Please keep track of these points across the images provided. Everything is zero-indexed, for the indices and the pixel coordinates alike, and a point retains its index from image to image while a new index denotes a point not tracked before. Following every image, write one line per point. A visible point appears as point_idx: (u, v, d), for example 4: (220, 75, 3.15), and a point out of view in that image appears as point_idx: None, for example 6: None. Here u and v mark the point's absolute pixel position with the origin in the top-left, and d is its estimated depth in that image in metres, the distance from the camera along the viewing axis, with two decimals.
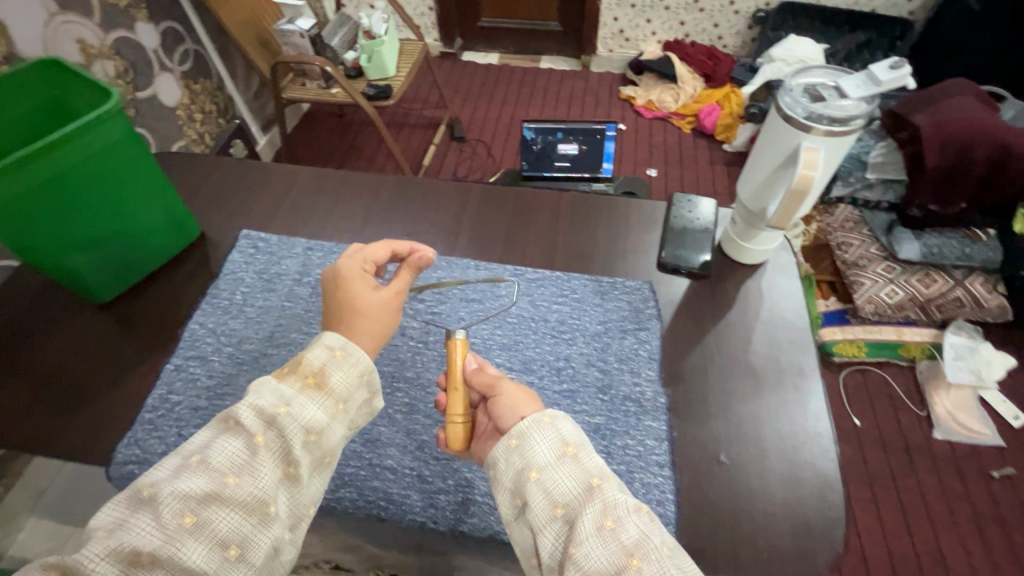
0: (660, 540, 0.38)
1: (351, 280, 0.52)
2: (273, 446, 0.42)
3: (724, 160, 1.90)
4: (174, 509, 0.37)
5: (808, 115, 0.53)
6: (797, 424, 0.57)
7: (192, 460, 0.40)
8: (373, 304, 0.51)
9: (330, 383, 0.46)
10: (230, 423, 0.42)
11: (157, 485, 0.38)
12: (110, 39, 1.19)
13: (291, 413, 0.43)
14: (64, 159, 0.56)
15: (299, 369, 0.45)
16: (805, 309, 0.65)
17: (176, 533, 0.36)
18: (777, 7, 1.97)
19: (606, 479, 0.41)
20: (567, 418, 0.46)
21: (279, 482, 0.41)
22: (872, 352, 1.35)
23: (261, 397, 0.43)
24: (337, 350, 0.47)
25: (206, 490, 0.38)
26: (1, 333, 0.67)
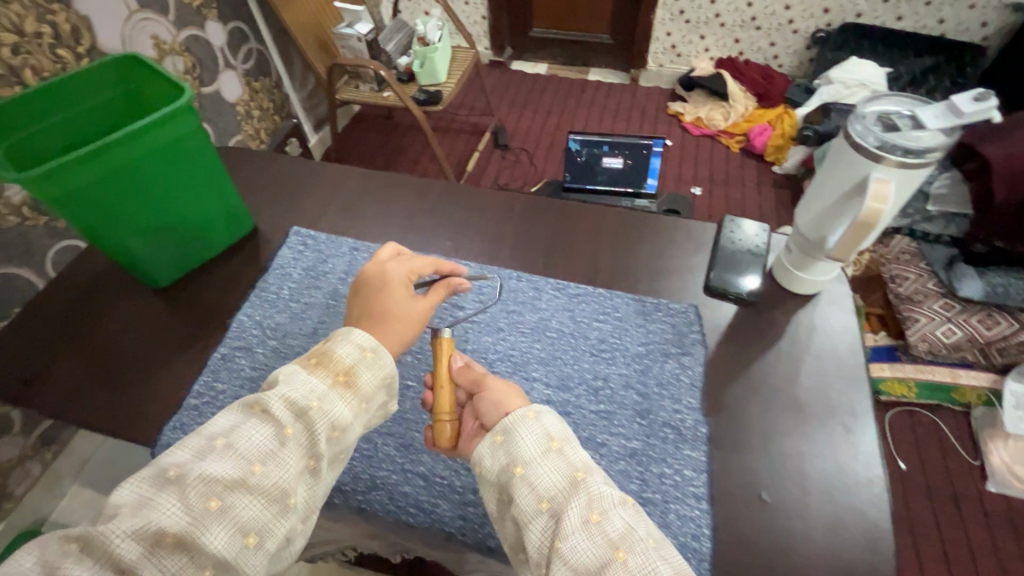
0: (645, 533, 0.39)
1: (394, 285, 0.53)
2: (300, 439, 0.43)
3: (773, 182, 1.85)
4: (199, 492, 0.38)
5: (880, 145, 0.51)
6: (845, 464, 0.54)
7: (216, 445, 0.40)
8: (411, 316, 0.52)
9: (358, 383, 0.46)
10: (257, 410, 0.43)
11: (183, 466, 0.39)
12: (182, 36, 1.25)
13: (322, 409, 0.44)
14: (136, 151, 0.59)
15: (331, 365, 0.46)
16: (861, 345, 0.62)
17: (203, 515, 0.37)
18: (838, 28, 1.91)
19: (589, 474, 0.42)
20: (553, 414, 0.46)
21: (303, 474, 0.42)
22: (924, 394, 1.28)
23: (293, 388, 0.44)
24: (368, 351, 0.48)
25: (232, 476, 0.39)
26: (62, 310, 0.70)
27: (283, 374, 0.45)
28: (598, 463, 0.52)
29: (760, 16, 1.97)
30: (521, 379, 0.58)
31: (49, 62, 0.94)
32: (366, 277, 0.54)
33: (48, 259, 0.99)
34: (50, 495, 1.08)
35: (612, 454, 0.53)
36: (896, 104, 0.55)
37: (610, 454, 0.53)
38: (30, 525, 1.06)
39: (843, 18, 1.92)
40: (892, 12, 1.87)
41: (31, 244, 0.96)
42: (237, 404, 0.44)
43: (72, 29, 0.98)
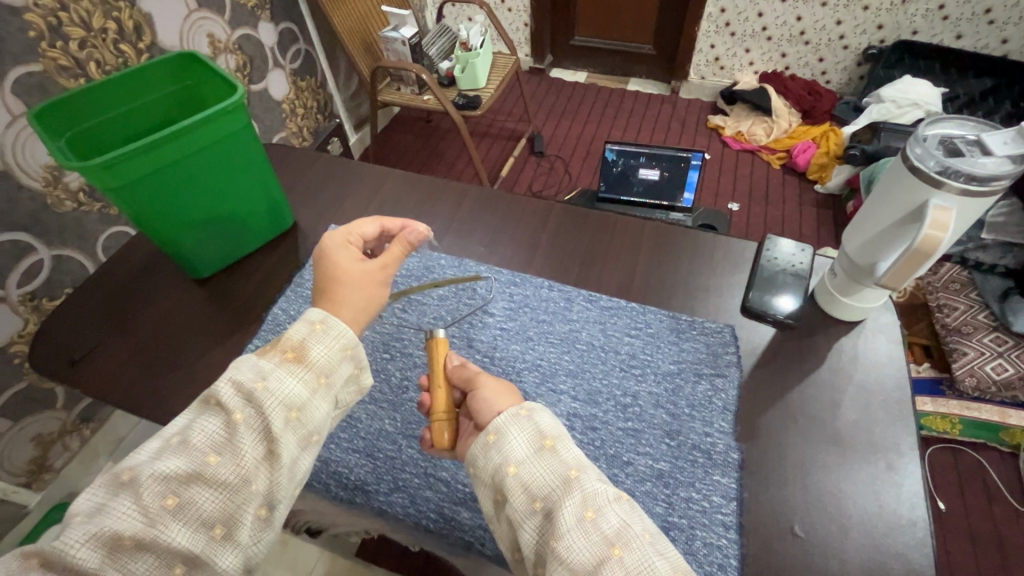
0: (641, 528, 0.38)
1: (335, 251, 0.52)
2: (251, 423, 0.42)
3: (814, 201, 1.79)
4: (154, 492, 0.37)
5: (941, 169, 0.49)
6: (888, 505, 0.51)
7: (171, 441, 0.40)
8: (358, 274, 0.51)
9: (309, 356, 0.46)
10: (210, 403, 0.42)
11: (136, 469, 0.38)
12: (235, 35, 1.30)
13: (268, 388, 0.43)
14: (192, 143, 0.61)
15: (278, 345, 0.46)
16: (909, 380, 0.59)
17: (158, 515, 0.37)
18: (893, 45, 1.84)
19: (583, 471, 0.41)
20: (544, 411, 0.46)
21: (261, 459, 0.41)
22: (969, 432, 1.21)
23: (240, 371, 0.43)
24: (317, 323, 0.48)
25: (186, 471, 0.39)
26: (110, 295, 0.73)
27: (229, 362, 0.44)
28: (624, 482, 0.51)
29: (810, 31, 1.92)
30: (549, 392, 0.57)
31: (112, 56, 0.99)
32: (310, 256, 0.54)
33: (99, 243, 1.04)
34: (86, 469, 1.13)
35: (638, 474, 0.52)
36: (960, 128, 0.53)
37: (637, 474, 0.52)
38: (65, 497, 1.10)
39: (898, 35, 1.86)
40: (951, 30, 1.80)
41: (84, 229, 1.01)
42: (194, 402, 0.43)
43: (135, 25, 1.02)
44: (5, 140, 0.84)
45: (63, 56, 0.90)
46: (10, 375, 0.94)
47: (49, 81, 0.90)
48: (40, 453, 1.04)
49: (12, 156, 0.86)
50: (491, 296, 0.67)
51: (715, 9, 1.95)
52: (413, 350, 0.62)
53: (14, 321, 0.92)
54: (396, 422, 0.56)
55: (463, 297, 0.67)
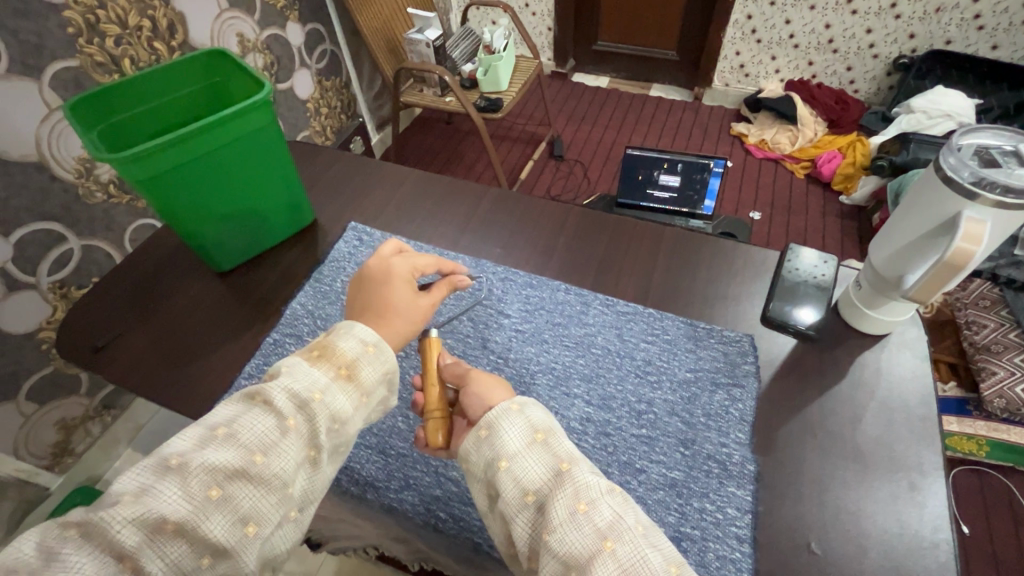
0: (633, 521, 0.38)
1: (397, 280, 0.53)
2: (302, 431, 0.42)
3: (839, 212, 1.76)
4: (200, 481, 0.37)
5: (976, 180, 0.47)
6: (908, 524, 0.49)
7: (218, 433, 0.40)
8: (411, 307, 0.52)
9: (359, 376, 0.46)
10: (258, 400, 0.42)
11: (184, 455, 0.38)
12: (264, 35, 1.32)
13: (324, 401, 0.43)
14: (219, 138, 0.62)
15: (333, 358, 0.46)
16: (934, 397, 0.57)
17: (203, 505, 0.37)
18: (925, 54, 1.80)
19: (575, 464, 0.41)
20: (537, 405, 0.45)
21: (302, 464, 0.42)
22: (997, 455, 1.16)
23: (295, 380, 0.43)
24: (370, 345, 0.48)
25: (234, 465, 0.39)
26: (135, 287, 0.75)
27: (285, 365, 0.45)
28: (636, 490, 0.50)
29: (838, 39, 1.89)
30: (561, 396, 0.57)
31: (144, 53, 1.02)
32: (370, 271, 0.54)
33: (126, 235, 1.07)
34: (105, 454, 1.16)
35: (650, 482, 0.51)
36: (997, 138, 0.52)
37: (649, 482, 0.51)
38: (85, 482, 1.13)
39: (930, 45, 1.82)
40: (986, 40, 1.76)
41: (113, 220, 1.03)
42: (238, 395, 0.43)
43: (168, 23, 1.04)
44: (41, 133, 0.87)
45: (98, 52, 0.93)
46: (37, 360, 0.97)
47: (84, 77, 0.93)
48: (63, 437, 1.07)
49: (47, 148, 0.88)
50: (505, 296, 0.67)
51: (742, 16, 1.93)
52: None
53: (44, 308, 0.95)
54: (408, 420, 0.57)
55: (478, 297, 0.67)
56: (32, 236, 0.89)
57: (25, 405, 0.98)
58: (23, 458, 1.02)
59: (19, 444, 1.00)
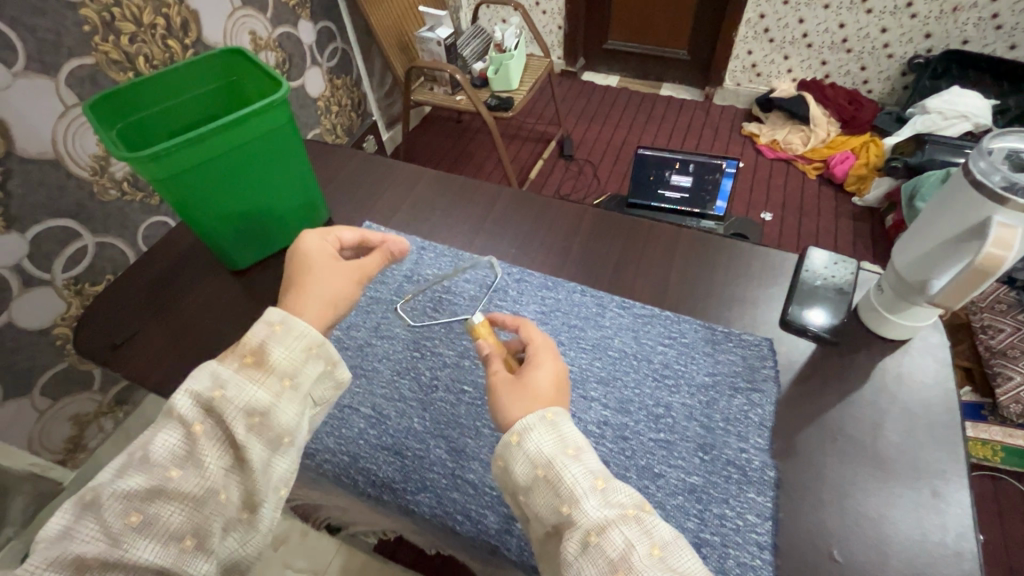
0: (647, 546, 0.38)
1: (311, 248, 0.53)
2: (213, 433, 0.41)
3: (851, 213, 1.74)
4: (116, 511, 0.37)
5: (1006, 185, 0.47)
6: (932, 533, 0.49)
7: (133, 458, 0.39)
8: (329, 268, 0.52)
9: (270, 359, 0.44)
10: (169, 416, 0.40)
11: (98, 488, 0.37)
12: (276, 33, 1.32)
13: (226, 397, 0.41)
14: (236, 137, 0.62)
15: (239, 348, 0.44)
16: (958, 402, 0.56)
17: (123, 532, 0.36)
18: (941, 54, 1.78)
19: (577, 504, 0.40)
20: (540, 427, 0.43)
21: (227, 469, 0.41)
22: (1011, 459, 1.16)
23: (194, 381, 0.41)
24: (276, 324, 0.45)
25: (148, 487, 0.38)
26: (148, 285, 0.75)
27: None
28: (654, 495, 0.50)
29: (853, 38, 1.87)
30: (579, 398, 0.57)
31: (159, 51, 1.02)
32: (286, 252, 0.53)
33: (140, 232, 1.07)
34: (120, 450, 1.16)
35: (669, 487, 0.50)
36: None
37: (668, 487, 0.50)
38: None
39: (947, 44, 1.80)
40: (1004, 40, 1.74)
41: (127, 218, 1.04)
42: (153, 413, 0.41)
43: (182, 22, 1.04)
44: (57, 130, 0.88)
45: (113, 50, 0.93)
46: (53, 356, 0.98)
47: (99, 75, 0.93)
48: (77, 432, 1.09)
49: (63, 146, 0.89)
50: (522, 297, 0.66)
51: (754, 15, 1.91)
52: (442, 350, 0.62)
53: (59, 304, 0.96)
54: (425, 421, 0.56)
55: (493, 298, 0.67)
56: (47, 233, 0.90)
57: (40, 401, 0.99)
58: (38, 452, 1.03)
59: (34, 437, 1.01)
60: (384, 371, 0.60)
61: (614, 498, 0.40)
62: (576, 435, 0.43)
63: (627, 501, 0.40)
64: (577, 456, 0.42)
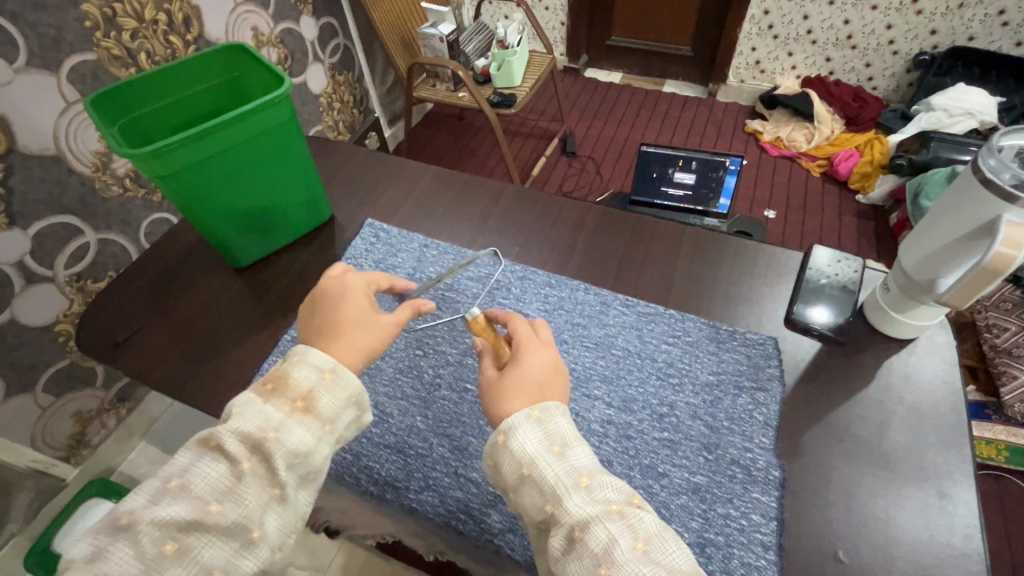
0: (631, 541, 0.37)
1: (354, 294, 0.51)
2: (258, 472, 0.41)
3: (855, 211, 1.73)
4: (153, 537, 0.36)
5: (1016, 183, 0.46)
6: (939, 534, 0.48)
7: (170, 486, 0.39)
8: (371, 321, 0.49)
9: (318, 406, 0.44)
10: (211, 446, 0.41)
11: (135, 513, 0.37)
12: (278, 29, 1.32)
13: (279, 439, 0.41)
14: (239, 134, 0.62)
15: (287, 392, 0.44)
16: (964, 402, 0.56)
17: (157, 560, 0.36)
18: (946, 50, 1.77)
19: (560, 502, 0.40)
20: (525, 425, 0.43)
21: (266, 504, 0.40)
22: (1016, 460, 1.15)
23: (246, 421, 0.42)
24: (327, 372, 0.45)
25: (188, 518, 0.38)
26: (153, 282, 0.75)
27: (236, 407, 0.43)
28: (658, 494, 0.50)
29: (857, 35, 1.86)
30: (582, 397, 0.56)
31: (161, 47, 1.01)
32: (323, 289, 0.51)
33: (142, 228, 1.07)
34: (120, 447, 1.17)
35: (673, 486, 0.50)
36: None
37: (673, 486, 0.50)
38: (100, 473, 1.14)
39: (953, 41, 1.79)
40: (1010, 37, 1.73)
41: (129, 215, 1.04)
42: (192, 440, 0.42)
43: (184, 17, 1.04)
44: (59, 127, 0.87)
45: (115, 46, 0.93)
46: (56, 353, 0.98)
47: (101, 70, 0.93)
48: (79, 429, 1.09)
49: (64, 141, 0.89)
50: (525, 294, 0.66)
51: (759, 11, 1.90)
52: (445, 348, 0.62)
53: (60, 300, 0.95)
54: (427, 419, 0.56)
55: (496, 296, 0.66)
56: (49, 229, 0.90)
57: (42, 397, 0.99)
58: (41, 450, 1.03)
59: (36, 435, 1.01)
60: (387, 369, 0.60)
61: (599, 495, 0.40)
62: (562, 432, 0.43)
63: (613, 497, 0.40)
64: (561, 453, 0.42)
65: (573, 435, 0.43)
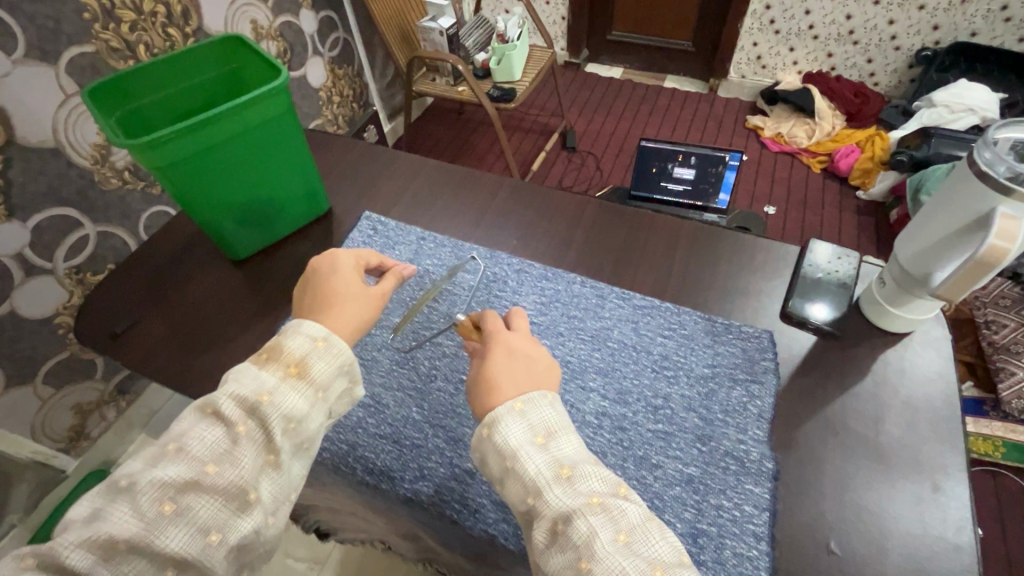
0: (613, 533, 0.38)
1: (344, 267, 0.52)
2: (254, 436, 0.41)
3: (855, 207, 1.73)
4: (151, 498, 0.37)
5: (1011, 176, 0.47)
6: (932, 527, 0.49)
7: (168, 450, 0.39)
8: (360, 293, 0.50)
9: (311, 372, 0.44)
10: (207, 411, 0.41)
11: (134, 475, 0.38)
12: (278, 22, 1.31)
13: (273, 403, 0.42)
14: (236, 126, 0.62)
15: (281, 357, 0.44)
16: (958, 397, 0.56)
17: (155, 521, 0.36)
18: (948, 46, 1.76)
19: (541, 494, 0.40)
20: (509, 418, 0.43)
21: (262, 469, 0.41)
22: (1013, 456, 1.15)
23: (241, 385, 0.42)
24: (320, 339, 0.46)
25: (186, 478, 0.38)
26: (150, 274, 0.75)
27: (232, 371, 0.43)
28: (652, 485, 0.50)
29: (859, 30, 1.85)
30: (578, 389, 0.56)
31: (159, 39, 1.01)
32: (315, 267, 0.52)
33: (141, 221, 1.07)
34: (120, 439, 1.18)
35: (666, 477, 0.50)
36: None
37: (666, 477, 0.50)
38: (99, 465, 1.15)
39: (955, 36, 1.78)
40: (1013, 33, 1.72)
41: (128, 207, 1.04)
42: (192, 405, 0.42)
43: (183, 10, 1.04)
44: (58, 119, 0.87)
45: (113, 38, 0.93)
46: (54, 345, 0.98)
47: (100, 63, 0.93)
48: (78, 421, 1.09)
49: (64, 134, 0.89)
50: (522, 287, 0.66)
51: (760, 6, 1.89)
52: (441, 340, 0.62)
53: (60, 293, 0.96)
54: (423, 411, 0.56)
55: (493, 289, 0.66)
56: (48, 221, 0.90)
57: (41, 390, 0.99)
58: (40, 441, 1.04)
59: (36, 426, 1.02)
60: (384, 361, 0.60)
61: (581, 487, 0.40)
62: (547, 422, 0.43)
63: (596, 489, 0.40)
64: (544, 445, 0.42)
65: (557, 424, 0.43)
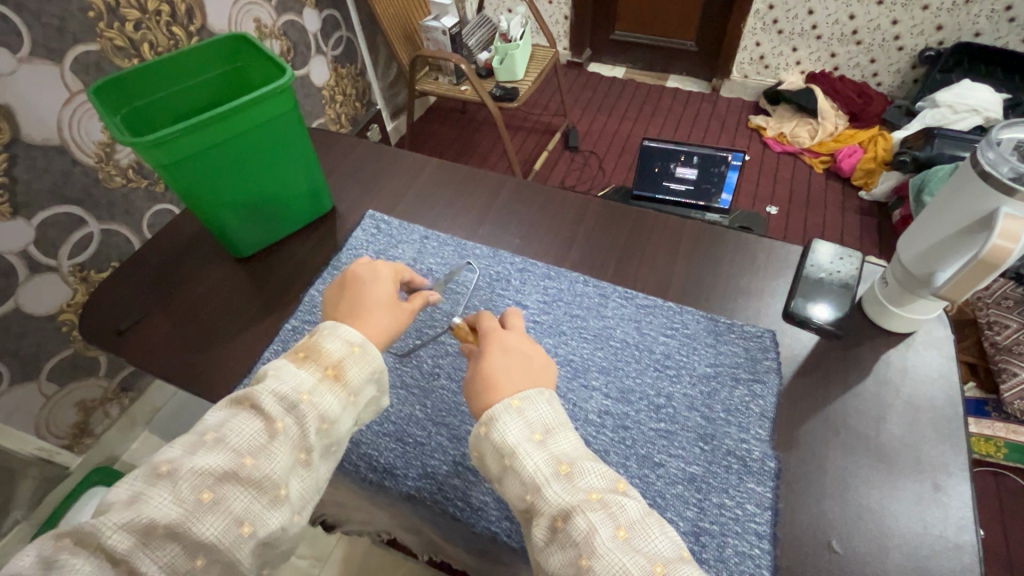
0: (612, 529, 0.38)
1: (382, 277, 0.52)
2: (291, 432, 0.41)
3: (858, 207, 1.73)
4: (191, 485, 0.37)
5: (1015, 176, 0.47)
6: (933, 526, 0.49)
7: (207, 437, 0.40)
8: (394, 305, 0.51)
9: (347, 376, 0.45)
10: (245, 404, 0.42)
11: (174, 461, 0.38)
12: (281, 21, 1.32)
13: (312, 402, 0.43)
14: (241, 124, 0.62)
15: (319, 359, 0.45)
16: (961, 397, 0.56)
17: (194, 508, 0.36)
18: (952, 47, 1.75)
19: (539, 491, 0.40)
20: (506, 416, 0.43)
21: (294, 467, 0.41)
22: (1015, 457, 1.15)
23: (282, 381, 0.43)
24: (355, 345, 0.46)
25: (223, 469, 0.38)
26: (154, 272, 0.75)
27: (271, 369, 0.44)
28: (654, 483, 0.50)
29: (863, 30, 1.84)
30: (580, 387, 0.57)
31: (164, 38, 1.01)
32: (354, 273, 0.52)
33: (145, 219, 1.08)
34: (124, 436, 1.19)
35: (668, 476, 0.50)
36: None
37: (668, 476, 0.50)
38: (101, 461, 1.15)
39: (959, 37, 1.77)
40: (1017, 33, 1.71)
41: (132, 205, 1.04)
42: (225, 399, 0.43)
43: (187, 9, 1.04)
44: (63, 116, 0.88)
45: (118, 36, 0.93)
46: (59, 341, 0.99)
47: (105, 61, 0.93)
48: (82, 418, 1.10)
49: (69, 131, 0.89)
50: (525, 286, 0.66)
51: (764, 6, 1.89)
52: (444, 338, 0.62)
53: (65, 290, 0.96)
54: (425, 409, 0.56)
55: (495, 288, 0.66)
56: (53, 219, 0.91)
57: (46, 387, 1.00)
58: (44, 437, 1.04)
59: (41, 424, 1.02)
60: (387, 359, 0.61)
61: (581, 483, 0.40)
62: (544, 419, 0.43)
63: (595, 485, 0.40)
64: (542, 442, 0.42)
65: (555, 422, 0.43)
